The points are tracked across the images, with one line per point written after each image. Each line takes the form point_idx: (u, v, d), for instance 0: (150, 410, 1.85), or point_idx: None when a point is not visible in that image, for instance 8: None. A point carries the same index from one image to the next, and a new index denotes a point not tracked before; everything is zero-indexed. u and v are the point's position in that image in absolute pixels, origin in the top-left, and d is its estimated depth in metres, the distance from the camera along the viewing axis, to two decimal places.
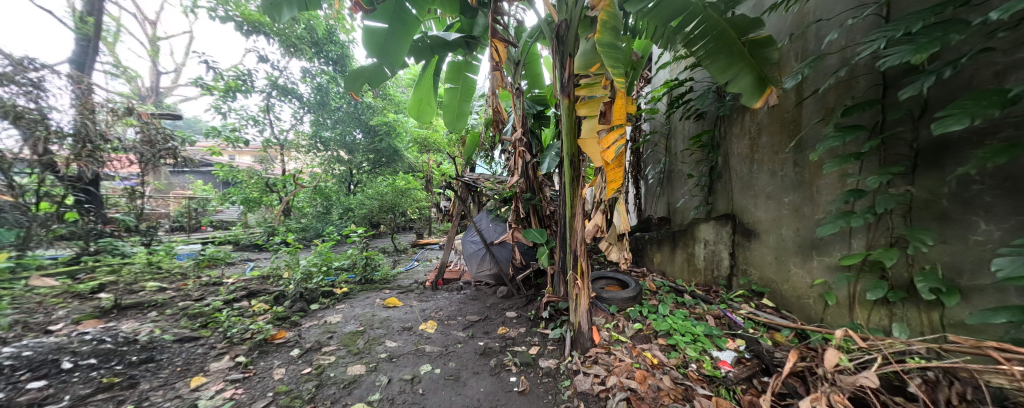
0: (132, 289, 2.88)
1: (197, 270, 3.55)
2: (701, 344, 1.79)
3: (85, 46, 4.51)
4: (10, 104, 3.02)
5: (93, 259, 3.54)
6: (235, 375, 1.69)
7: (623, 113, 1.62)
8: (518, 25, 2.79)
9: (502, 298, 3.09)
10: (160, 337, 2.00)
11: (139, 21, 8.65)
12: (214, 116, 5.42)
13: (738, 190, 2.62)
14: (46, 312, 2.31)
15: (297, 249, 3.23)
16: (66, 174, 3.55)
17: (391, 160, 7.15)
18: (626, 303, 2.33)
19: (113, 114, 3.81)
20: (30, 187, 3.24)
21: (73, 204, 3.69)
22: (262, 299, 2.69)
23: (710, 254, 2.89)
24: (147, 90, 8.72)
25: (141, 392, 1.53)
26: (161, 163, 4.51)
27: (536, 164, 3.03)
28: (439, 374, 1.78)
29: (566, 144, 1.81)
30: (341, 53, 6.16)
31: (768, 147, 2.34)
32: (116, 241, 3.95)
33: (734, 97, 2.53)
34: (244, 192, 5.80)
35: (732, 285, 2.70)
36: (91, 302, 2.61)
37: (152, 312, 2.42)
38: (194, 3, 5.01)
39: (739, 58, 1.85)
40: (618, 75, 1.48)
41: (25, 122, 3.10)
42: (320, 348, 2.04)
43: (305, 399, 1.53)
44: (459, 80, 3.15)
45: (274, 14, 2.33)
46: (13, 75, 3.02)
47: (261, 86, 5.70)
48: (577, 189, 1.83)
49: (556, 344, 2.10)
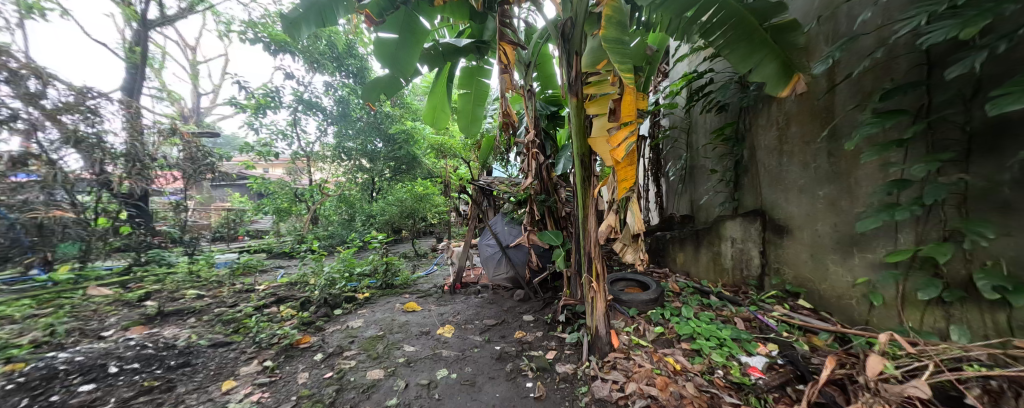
0: (174, 297, 3.08)
1: (232, 278, 3.74)
2: (727, 349, 1.69)
3: (134, 74, 4.94)
4: (73, 130, 3.35)
5: (143, 269, 3.82)
6: (262, 379, 1.78)
7: (633, 109, 1.56)
8: (526, 27, 2.78)
9: (519, 301, 3.05)
10: (197, 342, 2.14)
11: (182, 47, 9.41)
12: (248, 132, 5.84)
13: (766, 184, 2.46)
14: (99, 319, 2.54)
15: (323, 256, 3.36)
16: (120, 191, 3.86)
17: (410, 167, 6.99)
18: (647, 305, 2.23)
19: (159, 135, 4.18)
20: (89, 205, 3.62)
21: (126, 219, 4.01)
22: (290, 305, 2.81)
23: (738, 253, 2.74)
24: (189, 112, 9.47)
25: (177, 395, 1.63)
26: (201, 179, 4.84)
27: (550, 165, 2.99)
28: (455, 380, 1.78)
29: (576, 144, 1.79)
30: (360, 65, 6.34)
31: (799, 137, 2.19)
32: (163, 252, 4.25)
33: (758, 86, 2.40)
34: (275, 202, 6.09)
35: (763, 286, 2.54)
36: (138, 309, 2.83)
37: (190, 319, 2.61)
38: (227, 28, 5.42)
39: (760, 46, 1.75)
40: (626, 71, 1.43)
41: (85, 146, 3.44)
42: (342, 352, 2.10)
43: (325, 403, 1.58)
44: (471, 85, 3.18)
45: (294, 33, 2.42)
46: (76, 104, 3.37)
47: (288, 101, 6.01)
48: (589, 189, 1.80)
49: (573, 349, 2.04)
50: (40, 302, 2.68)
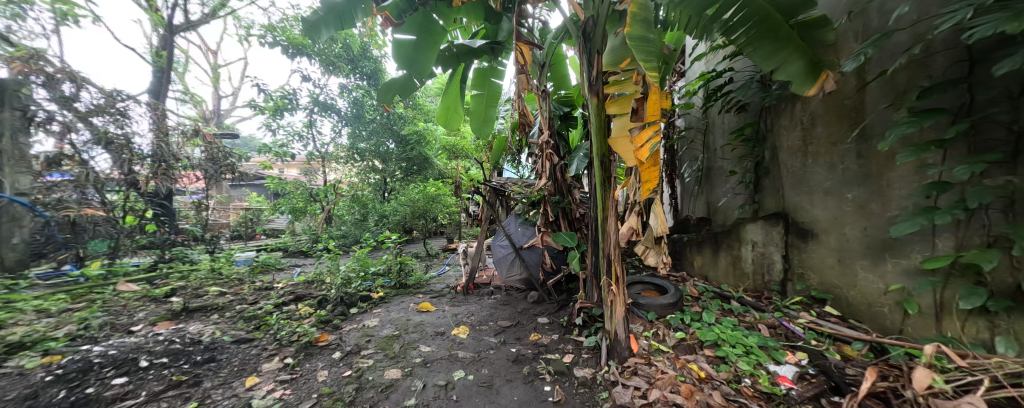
0: (197, 293, 3.17)
1: (252, 276, 3.79)
2: (754, 357, 1.64)
3: (161, 77, 5.13)
4: (104, 132, 3.49)
5: (168, 266, 3.94)
6: (284, 376, 1.80)
7: (658, 109, 1.54)
8: (540, 28, 2.77)
9: (532, 303, 3.02)
10: (221, 338, 2.19)
11: (204, 51, 9.74)
12: (265, 133, 6.01)
13: (789, 186, 2.37)
14: (128, 314, 2.63)
15: (338, 255, 3.41)
16: (146, 190, 4.00)
17: (422, 167, 7.00)
18: (666, 310, 2.19)
19: (182, 136, 4.32)
20: (118, 203, 3.74)
21: (152, 217, 4.14)
22: (308, 303, 2.85)
23: (759, 257, 2.65)
24: (210, 114, 9.79)
25: (204, 390, 1.67)
26: (222, 179, 4.96)
27: (563, 166, 2.96)
28: (473, 381, 1.77)
29: (595, 144, 1.76)
30: (374, 67, 6.44)
31: (825, 138, 2.11)
32: (186, 250, 4.35)
33: (781, 85, 2.32)
34: (291, 202, 6.22)
35: (787, 291, 2.45)
36: (164, 304, 2.91)
37: (213, 315, 2.67)
38: (247, 32, 5.58)
39: (785, 43, 1.68)
40: (651, 69, 1.39)
41: (115, 146, 3.59)
42: (359, 351, 2.11)
43: (346, 402, 1.59)
44: (484, 86, 3.17)
45: (313, 35, 2.46)
46: (107, 107, 3.51)
47: (305, 103, 6.15)
48: (609, 190, 1.77)
49: (590, 353, 2.00)
50: (74, 296, 2.79)
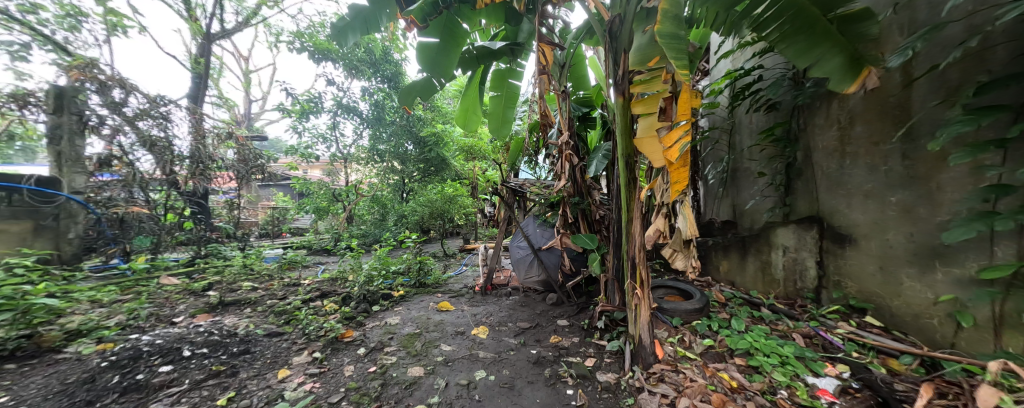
0: (231, 288, 3.34)
1: (280, 272, 3.94)
2: (791, 368, 1.56)
3: (199, 83, 5.45)
4: (148, 134, 3.73)
5: (205, 262, 4.16)
6: (313, 369, 1.87)
7: (689, 108, 1.51)
8: (561, 28, 2.76)
9: (551, 305, 3.00)
10: (254, 331, 2.29)
11: (236, 58, 10.27)
12: (292, 136, 6.37)
13: (825, 189, 2.25)
14: (170, 306, 2.81)
15: (360, 253, 3.50)
16: (185, 189, 4.25)
17: (439, 168, 7.10)
18: (692, 315, 2.13)
19: (217, 138, 4.56)
20: (160, 201, 3.98)
21: (190, 215, 4.40)
22: (333, 299, 2.94)
23: (791, 262, 2.53)
24: (242, 117, 10.32)
25: (240, 380, 1.76)
26: (252, 179, 5.21)
27: (583, 167, 2.93)
28: (494, 382, 1.77)
29: (620, 144, 1.73)
30: (394, 71, 6.60)
31: (865, 138, 1.98)
32: (219, 246, 4.56)
33: (816, 82, 2.21)
34: (315, 202, 6.46)
35: (821, 299, 2.32)
36: (202, 298, 3.08)
37: (247, 309, 2.80)
38: (277, 38, 5.85)
39: (822, 38, 1.55)
40: (682, 67, 1.36)
41: (157, 149, 3.81)
42: (383, 348, 2.16)
43: (372, 397, 1.63)
44: (503, 87, 3.18)
45: (340, 40, 2.54)
46: (149, 111, 3.75)
47: (329, 106, 6.38)
48: (634, 192, 1.73)
49: (613, 357, 1.96)
50: (122, 288, 3.00)
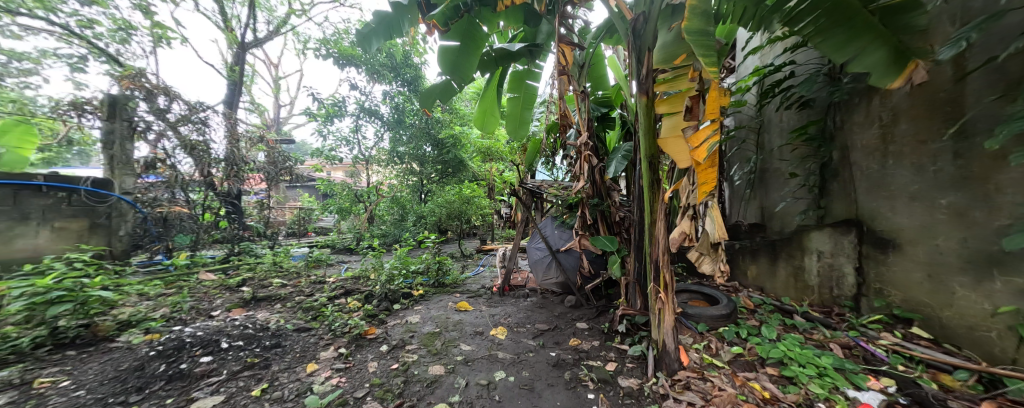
0: (262, 285, 3.51)
1: (307, 270, 4.11)
2: (829, 380, 1.47)
3: (233, 90, 5.78)
4: (188, 138, 3.99)
5: (239, 259, 4.40)
6: (339, 365, 1.93)
7: (718, 106, 1.46)
8: (580, 28, 2.74)
9: (570, 307, 2.96)
10: (284, 326, 2.40)
11: (266, 65, 10.83)
12: (317, 139, 6.66)
13: (864, 190, 2.11)
14: (208, 300, 2.99)
15: (382, 253, 3.59)
16: (221, 190, 4.52)
17: (457, 170, 7.19)
18: (718, 321, 2.07)
19: (250, 142, 4.83)
20: (198, 201, 4.26)
21: (225, 214, 4.66)
22: (356, 297, 3.03)
23: (826, 268, 2.39)
24: (272, 122, 10.86)
25: (273, 372, 1.85)
26: (281, 180, 5.47)
27: (602, 168, 2.88)
28: (514, 383, 1.77)
29: (643, 144, 1.70)
30: (414, 74, 6.74)
31: (911, 136, 1.85)
32: (250, 244, 4.81)
33: (854, 77, 2.08)
34: (338, 202, 6.70)
35: (861, 308, 2.17)
36: (236, 293, 3.26)
37: (277, 305, 2.94)
38: (304, 46, 6.12)
39: (861, 31, 1.43)
40: (711, 64, 1.32)
41: (196, 152, 4.07)
42: (404, 346, 2.21)
43: (395, 393, 1.66)
44: (521, 89, 3.18)
45: (365, 45, 2.63)
46: (190, 116, 4.01)
47: (352, 110, 6.60)
48: (658, 193, 1.69)
49: (635, 362, 1.92)
50: (166, 282, 3.22)
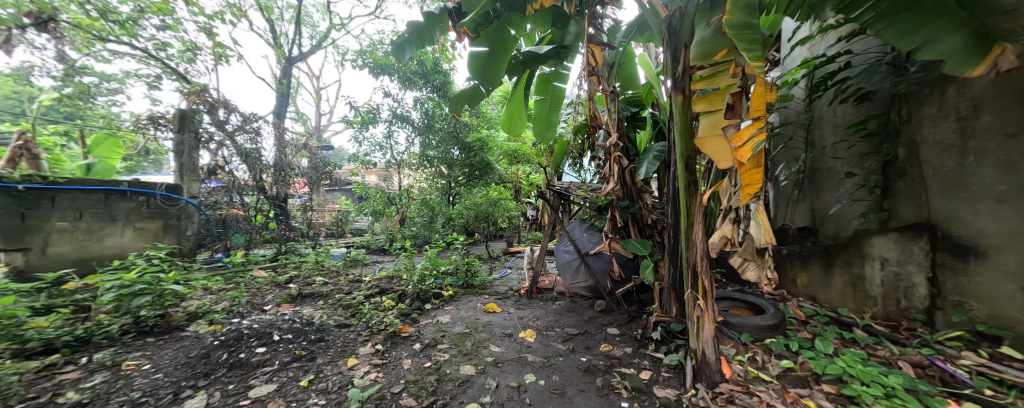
0: (306, 282, 3.77)
1: (346, 269, 4.36)
2: (898, 401, 1.30)
3: (281, 101, 6.28)
4: (244, 147, 4.46)
5: (286, 258, 4.77)
6: (376, 360, 2.03)
7: (763, 103, 1.37)
8: (610, 27, 2.69)
9: (600, 312, 2.90)
10: (327, 321, 2.57)
11: (309, 77, 11.69)
12: (354, 145, 7.06)
13: (938, 191, 1.87)
14: (261, 296, 3.27)
15: (413, 254, 3.73)
16: (270, 194, 4.93)
17: (484, 173, 7.31)
18: (764, 332, 1.94)
19: (295, 149, 5.23)
20: (252, 204, 4.74)
21: (274, 216, 5.08)
22: (390, 296, 3.17)
23: (892, 277, 2.15)
24: (313, 130, 11.69)
25: (318, 365, 1.98)
26: (322, 184, 5.85)
27: (633, 169, 2.80)
28: (545, 387, 1.76)
29: (679, 144, 1.63)
30: (443, 80, 6.95)
31: (997, 129, 1.62)
32: (295, 244, 5.23)
33: (924, 65, 1.87)
34: (373, 205, 7.06)
35: (937, 323, 1.93)
36: (284, 289, 3.54)
37: (320, 301, 3.15)
38: (342, 58, 6.53)
39: (933, 15, 1.24)
40: (756, 58, 1.24)
41: (251, 159, 4.53)
42: (436, 345, 2.28)
43: (429, 391, 1.72)
44: (548, 91, 3.17)
45: (398, 55, 2.75)
46: (245, 126, 4.49)
47: (386, 117, 6.93)
48: (695, 195, 1.61)
49: (671, 372, 1.84)
50: (225, 278, 3.56)
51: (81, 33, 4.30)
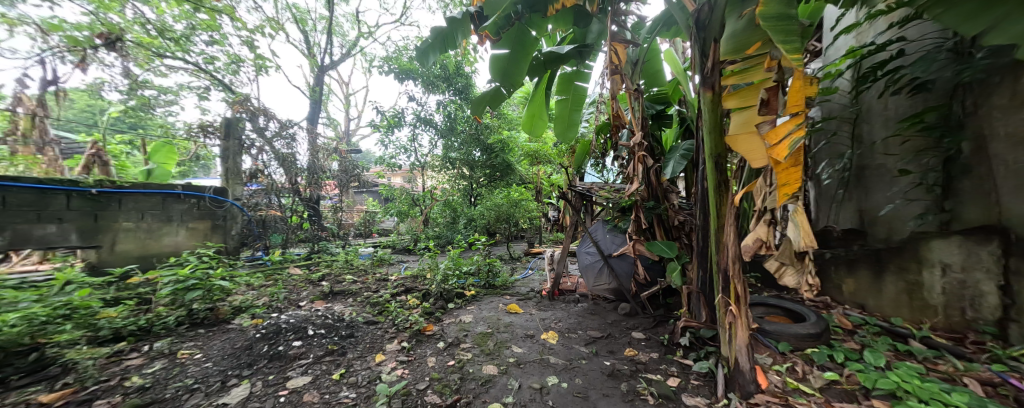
0: (337, 280, 3.98)
1: (373, 268, 4.55)
2: None
3: (314, 108, 6.66)
4: (281, 152, 4.83)
5: (319, 257, 5.05)
6: (402, 357, 2.11)
7: (802, 97, 1.28)
8: (634, 24, 2.64)
9: (624, 315, 2.84)
10: (357, 318, 2.69)
11: (339, 84, 12.30)
12: (380, 148, 7.35)
13: (1013, 189, 1.67)
14: (297, 292, 3.49)
15: (436, 254, 3.83)
16: (305, 196, 5.24)
17: (505, 174, 7.37)
18: (804, 341, 1.83)
19: (327, 153, 5.54)
20: (288, 205, 5.09)
21: (308, 217, 5.40)
22: (415, 295, 3.27)
23: (955, 285, 1.94)
24: (342, 134, 12.30)
25: (349, 360, 2.09)
26: (351, 186, 6.12)
27: (658, 169, 2.71)
28: (567, 390, 1.75)
29: (708, 141, 1.57)
30: (465, 83, 7.08)
31: None
32: (326, 243, 5.54)
33: (994, 49, 1.67)
34: (398, 206, 7.32)
35: (1011, 337, 1.72)
36: (317, 286, 3.76)
37: (350, 299, 3.32)
38: (370, 64, 6.82)
39: None
40: (792, 50, 1.17)
41: (286, 163, 4.90)
42: (459, 344, 2.33)
43: (453, 389, 1.77)
44: (569, 90, 3.15)
45: (422, 59, 2.83)
46: (281, 131, 4.84)
47: (410, 121, 7.15)
48: (725, 196, 1.54)
49: (702, 380, 1.77)
50: (265, 276, 3.84)
51: (142, 50, 4.80)
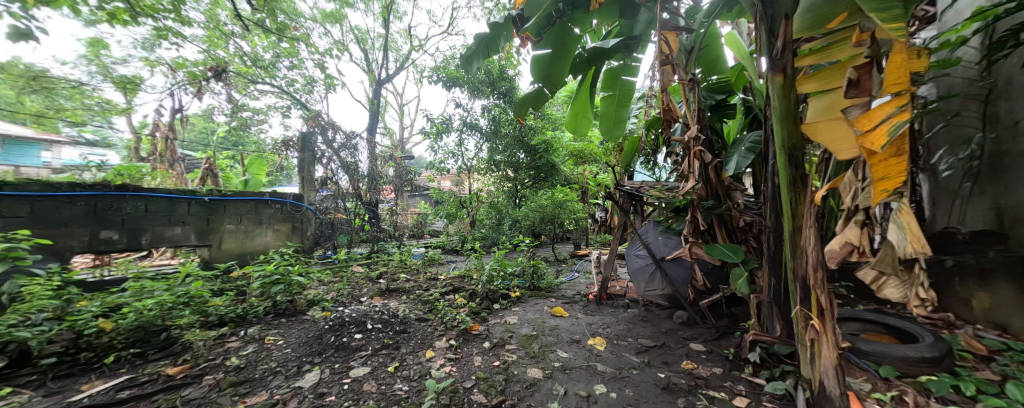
0: (393, 278, 4.33)
1: (425, 267, 4.86)
2: None
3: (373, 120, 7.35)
4: (345, 160, 5.41)
5: (377, 256, 5.54)
6: (450, 355, 2.21)
7: (905, 74, 1.09)
8: (688, 9, 2.44)
9: (680, 324, 2.64)
10: (411, 315, 2.90)
11: (394, 96, 13.40)
12: (430, 154, 7.84)
13: None
14: (360, 288, 3.87)
15: (482, 254, 3.96)
16: (365, 200, 5.79)
17: (549, 174, 7.33)
18: (913, 365, 1.53)
19: (384, 160, 6.07)
20: (352, 209, 5.67)
21: (368, 219, 5.96)
22: (463, 294, 3.41)
23: None
24: (397, 143, 13.37)
25: (402, 354, 2.26)
26: (404, 190, 6.52)
27: (719, 165, 2.47)
28: (617, 400, 1.66)
29: (780, 134, 1.36)
30: (509, 86, 7.23)
31: None
32: (383, 244, 6.02)
33: None
34: (447, 208, 7.72)
35: None
36: (377, 283, 4.12)
37: (405, 296, 3.58)
38: (420, 76, 7.33)
39: None
40: (894, 20, 0.98)
41: (351, 170, 5.49)
42: (505, 345, 2.38)
43: (498, 389, 1.80)
44: (616, 86, 3.02)
45: (467, 66, 2.97)
46: (349, 142, 5.44)
47: (457, 126, 7.48)
48: (804, 194, 1.33)
49: (777, 403, 1.56)
50: (334, 273, 4.32)
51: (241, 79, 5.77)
